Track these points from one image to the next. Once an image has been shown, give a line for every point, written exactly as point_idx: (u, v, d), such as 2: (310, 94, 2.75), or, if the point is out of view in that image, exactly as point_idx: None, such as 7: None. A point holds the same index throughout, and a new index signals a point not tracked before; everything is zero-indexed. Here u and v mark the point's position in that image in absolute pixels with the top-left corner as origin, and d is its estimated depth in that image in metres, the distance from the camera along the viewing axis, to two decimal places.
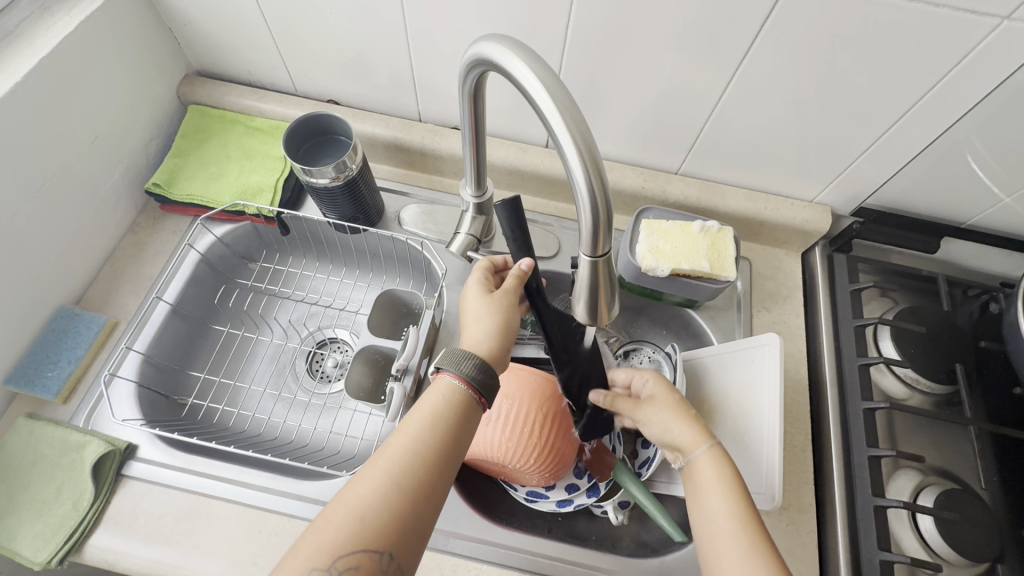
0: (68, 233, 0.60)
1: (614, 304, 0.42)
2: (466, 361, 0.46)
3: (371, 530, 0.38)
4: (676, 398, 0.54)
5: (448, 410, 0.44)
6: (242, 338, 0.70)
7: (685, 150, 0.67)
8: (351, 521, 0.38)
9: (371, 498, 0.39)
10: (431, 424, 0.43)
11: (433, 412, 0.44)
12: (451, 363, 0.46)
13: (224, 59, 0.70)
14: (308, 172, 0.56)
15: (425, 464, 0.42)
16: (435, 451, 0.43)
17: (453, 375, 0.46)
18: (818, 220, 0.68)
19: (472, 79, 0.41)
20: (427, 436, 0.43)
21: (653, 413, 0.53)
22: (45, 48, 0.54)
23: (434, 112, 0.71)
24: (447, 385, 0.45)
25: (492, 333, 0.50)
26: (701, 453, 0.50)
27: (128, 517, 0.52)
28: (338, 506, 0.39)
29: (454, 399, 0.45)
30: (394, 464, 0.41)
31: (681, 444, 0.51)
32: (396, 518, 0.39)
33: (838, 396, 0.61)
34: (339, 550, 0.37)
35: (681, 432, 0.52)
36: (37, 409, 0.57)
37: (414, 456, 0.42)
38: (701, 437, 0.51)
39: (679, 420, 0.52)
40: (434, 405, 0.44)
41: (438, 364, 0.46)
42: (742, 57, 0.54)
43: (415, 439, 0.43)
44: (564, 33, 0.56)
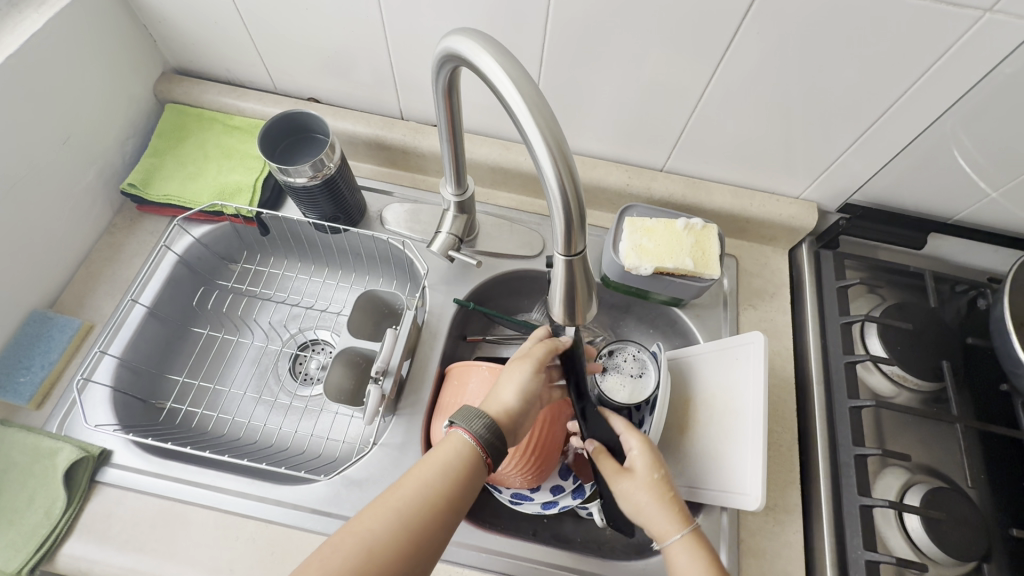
0: (40, 235, 0.59)
1: (590, 305, 0.41)
2: (477, 420, 0.44)
3: (376, 569, 0.37)
4: (658, 481, 0.50)
5: (464, 462, 0.43)
6: (222, 340, 0.69)
7: (669, 146, 0.66)
8: (358, 555, 0.37)
9: (380, 537, 0.39)
10: (446, 472, 0.42)
11: (450, 462, 0.43)
12: (464, 419, 0.45)
13: (202, 57, 0.69)
14: (285, 172, 0.55)
15: (437, 512, 0.41)
16: (448, 500, 0.42)
17: (464, 431, 0.44)
18: (804, 217, 0.67)
19: (444, 75, 0.40)
20: (443, 485, 0.42)
21: (630, 489, 0.50)
22: (12, 45, 0.53)
23: (415, 110, 0.70)
24: (460, 440, 0.44)
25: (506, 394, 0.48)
26: (677, 543, 0.47)
27: (102, 524, 0.51)
28: (345, 537, 0.38)
29: (468, 453, 0.43)
30: (405, 505, 0.41)
31: (656, 528, 0.48)
32: (402, 561, 0.38)
33: (824, 394, 0.60)
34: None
35: (655, 518, 0.48)
36: (9, 415, 0.56)
37: (426, 500, 0.41)
38: (680, 524, 0.48)
39: (660, 501, 0.49)
40: (450, 454, 0.43)
41: (451, 419, 0.45)
42: (724, 52, 0.53)
43: (429, 483, 0.42)
44: (543, 27, 0.55)
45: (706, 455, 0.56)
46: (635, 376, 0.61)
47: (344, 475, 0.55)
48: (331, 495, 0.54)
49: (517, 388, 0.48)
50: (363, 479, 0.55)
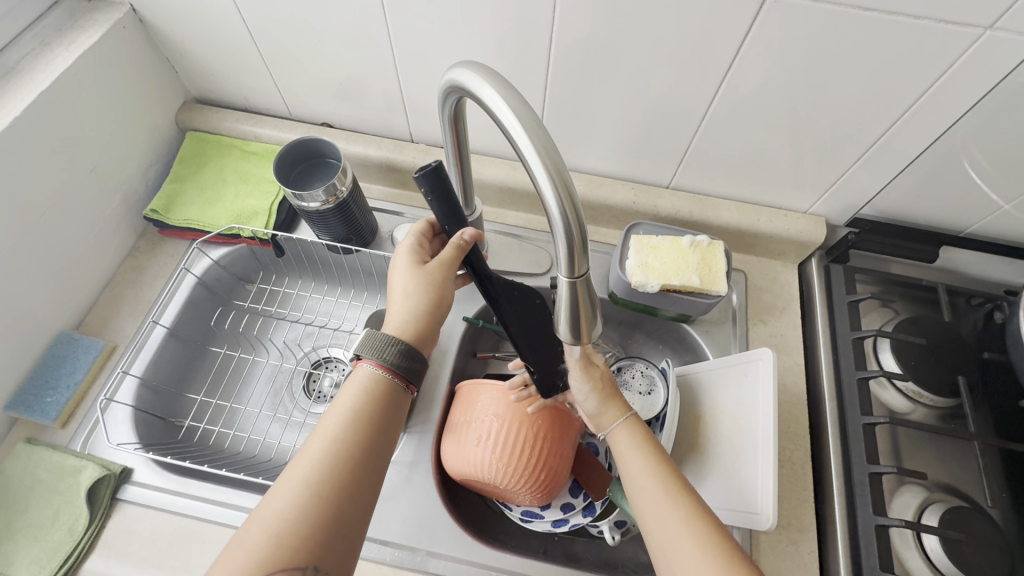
0: (68, 259, 0.61)
1: (596, 323, 0.42)
2: (389, 347, 0.45)
3: (292, 543, 0.37)
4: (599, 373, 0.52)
5: (367, 406, 0.43)
6: (239, 359, 0.70)
7: (675, 164, 0.67)
8: (266, 539, 0.37)
9: (287, 513, 0.38)
10: (348, 424, 0.42)
11: (352, 407, 0.43)
12: (373, 350, 0.45)
13: (221, 86, 0.72)
14: (299, 197, 0.57)
15: (344, 465, 0.41)
16: (356, 450, 0.41)
17: (374, 363, 0.45)
18: (813, 231, 0.67)
19: (449, 107, 0.42)
20: (347, 435, 0.42)
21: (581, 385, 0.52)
22: (45, 82, 0.56)
23: (425, 132, 0.71)
24: (366, 374, 0.44)
25: (422, 315, 0.48)
26: (620, 425, 0.51)
27: (123, 541, 0.53)
28: (253, 526, 0.38)
29: (375, 391, 0.44)
30: (313, 469, 0.40)
31: (603, 413, 0.52)
32: (319, 526, 0.38)
33: (837, 410, 0.59)
34: (255, 569, 0.35)
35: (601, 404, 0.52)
36: (36, 434, 0.58)
37: (333, 457, 0.40)
38: (618, 413, 0.51)
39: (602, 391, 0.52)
40: (354, 399, 0.43)
41: (358, 351, 0.46)
42: (727, 70, 0.54)
43: (333, 443, 0.41)
44: (548, 50, 0.57)
45: (716, 471, 0.56)
46: (644, 393, 0.62)
47: None
48: None
49: (433, 305, 0.48)
50: None
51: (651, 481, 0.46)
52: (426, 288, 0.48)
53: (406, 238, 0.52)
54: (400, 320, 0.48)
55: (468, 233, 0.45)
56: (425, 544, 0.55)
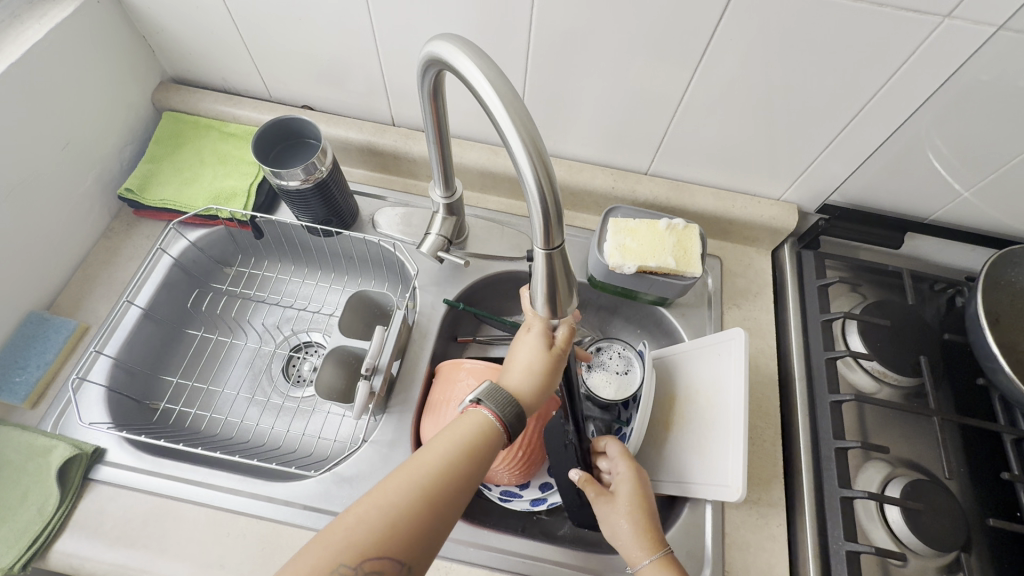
0: (39, 238, 0.60)
1: (571, 299, 0.43)
2: (508, 407, 0.43)
3: (399, 538, 0.37)
4: (632, 507, 0.51)
5: (487, 435, 0.43)
6: (216, 342, 0.70)
7: (652, 150, 0.68)
8: (380, 525, 0.37)
9: (403, 509, 0.38)
10: (469, 445, 0.42)
11: (474, 434, 0.42)
12: (493, 403, 0.43)
13: (199, 66, 0.71)
14: (278, 175, 0.57)
15: (459, 480, 0.41)
16: (470, 474, 0.42)
17: (491, 413, 0.43)
18: (785, 217, 0.69)
19: (429, 81, 0.42)
20: (468, 455, 0.41)
21: (609, 518, 0.51)
22: (14, 55, 0.54)
23: (406, 116, 0.71)
24: (483, 419, 0.43)
25: (541, 383, 0.46)
26: (648, 567, 0.47)
27: (94, 521, 0.52)
28: (370, 509, 0.38)
29: (493, 430, 0.43)
30: (429, 477, 0.40)
31: (630, 552, 0.49)
32: (424, 530, 0.38)
33: (807, 390, 0.61)
34: (367, 551, 0.36)
35: (629, 541, 0.49)
36: (5, 415, 0.57)
37: (446, 475, 0.41)
38: (649, 552, 0.48)
39: (633, 526, 0.49)
40: (472, 430, 0.43)
41: (478, 398, 0.44)
42: (701, 57, 0.55)
43: (450, 455, 0.41)
44: (528, 34, 0.57)
45: (690, 449, 0.57)
46: (621, 373, 0.63)
47: (334, 471, 0.56)
48: (322, 492, 0.55)
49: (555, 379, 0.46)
50: (353, 475, 0.56)
51: None
52: (555, 367, 0.46)
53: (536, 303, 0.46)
54: (524, 385, 0.46)
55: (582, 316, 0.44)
56: None
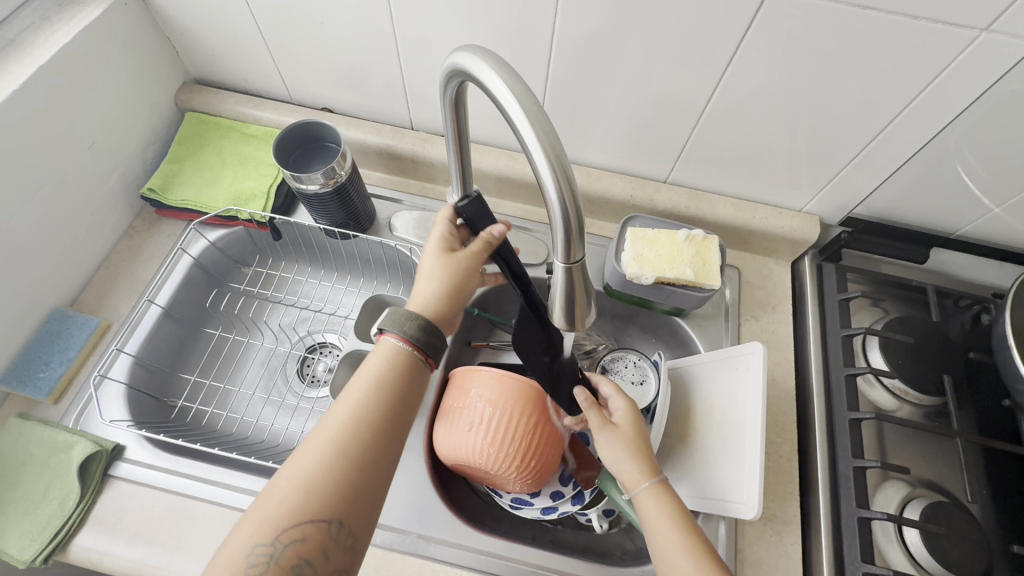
0: (64, 236, 0.61)
1: (589, 312, 0.43)
2: (410, 324, 0.47)
3: (315, 498, 0.40)
4: (631, 432, 0.51)
5: (386, 377, 0.46)
6: (233, 341, 0.71)
7: (672, 158, 0.68)
8: (293, 491, 0.40)
9: (312, 472, 0.41)
10: (370, 391, 0.45)
11: (374, 379, 0.46)
12: (396, 325, 0.47)
13: (222, 68, 0.71)
14: (298, 179, 0.58)
15: (367, 430, 0.44)
16: (376, 422, 0.44)
17: (396, 336, 0.47)
18: (807, 229, 0.68)
19: (451, 91, 0.42)
20: (370, 405, 0.45)
21: (607, 442, 0.51)
22: (45, 56, 0.55)
23: (425, 120, 0.71)
24: (388, 348, 0.47)
25: (444, 296, 0.53)
26: (646, 488, 0.48)
27: (113, 517, 0.53)
28: (281, 481, 0.41)
29: (395, 361, 0.47)
30: (334, 436, 0.42)
31: (626, 475, 0.50)
32: (337, 484, 0.41)
33: (825, 406, 0.60)
34: (286, 515, 0.39)
35: (626, 464, 0.50)
36: (29, 409, 0.58)
37: (353, 429, 0.43)
38: (648, 474, 0.49)
39: (632, 451, 0.50)
40: (375, 368, 0.46)
41: (381, 326, 0.48)
42: (727, 65, 0.55)
43: (353, 410, 0.44)
44: (551, 40, 0.57)
45: (704, 462, 0.56)
46: (637, 383, 0.63)
47: None
48: None
49: (458, 291, 0.53)
50: None
51: (679, 557, 0.45)
52: (455, 279, 0.53)
53: (438, 222, 0.54)
54: (428, 300, 0.53)
55: (496, 230, 0.50)
56: (416, 527, 0.56)
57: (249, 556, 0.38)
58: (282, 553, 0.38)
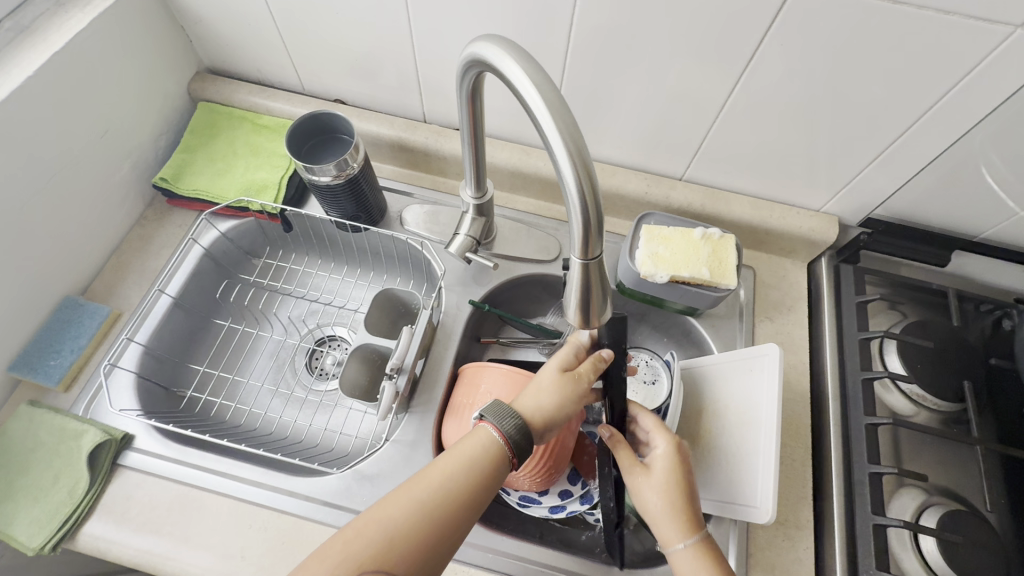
0: (76, 225, 0.61)
1: (605, 308, 0.42)
2: (508, 418, 0.45)
3: (397, 553, 0.38)
4: (671, 483, 0.48)
5: (487, 459, 0.43)
6: (242, 333, 0.70)
7: (689, 155, 0.66)
8: (381, 540, 0.39)
9: (402, 526, 0.40)
10: (470, 467, 0.43)
11: (473, 457, 0.43)
12: (493, 414, 0.45)
13: (235, 57, 0.71)
14: (310, 170, 0.57)
15: (457, 504, 0.42)
16: (467, 498, 0.42)
17: (493, 428, 0.45)
18: (825, 229, 0.67)
19: (468, 82, 0.42)
20: (466, 478, 0.42)
21: (644, 487, 0.48)
22: (59, 42, 0.55)
23: (438, 113, 0.71)
24: (486, 436, 0.44)
25: (548, 408, 0.47)
26: (682, 550, 0.46)
27: (122, 506, 0.53)
28: (370, 523, 0.40)
29: (494, 452, 0.44)
30: (428, 498, 0.41)
31: (660, 530, 0.47)
32: (421, 548, 0.39)
33: (840, 410, 0.59)
34: (367, 564, 0.38)
35: (661, 519, 0.47)
36: (39, 397, 0.58)
37: (446, 496, 0.42)
38: (685, 534, 0.46)
39: (668, 505, 0.47)
40: (473, 451, 0.44)
41: (482, 413, 0.46)
42: (749, 60, 0.53)
43: (451, 476, 0.42)
44: (568, 33, 0.56)
45: (716, 466, 0.56)
46: (648, 382, 0.62)
47: (356, 469, 0.56)
48: (343, 488, 0.55)
49: (566, 409, 0.48)
50: (375, 474, 0.56)
51: None
52: (564, 396, 0.48)
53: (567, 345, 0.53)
54: (531, 407, 0.47)
55: (604, 353, 0.50)
56: None
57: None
58: None
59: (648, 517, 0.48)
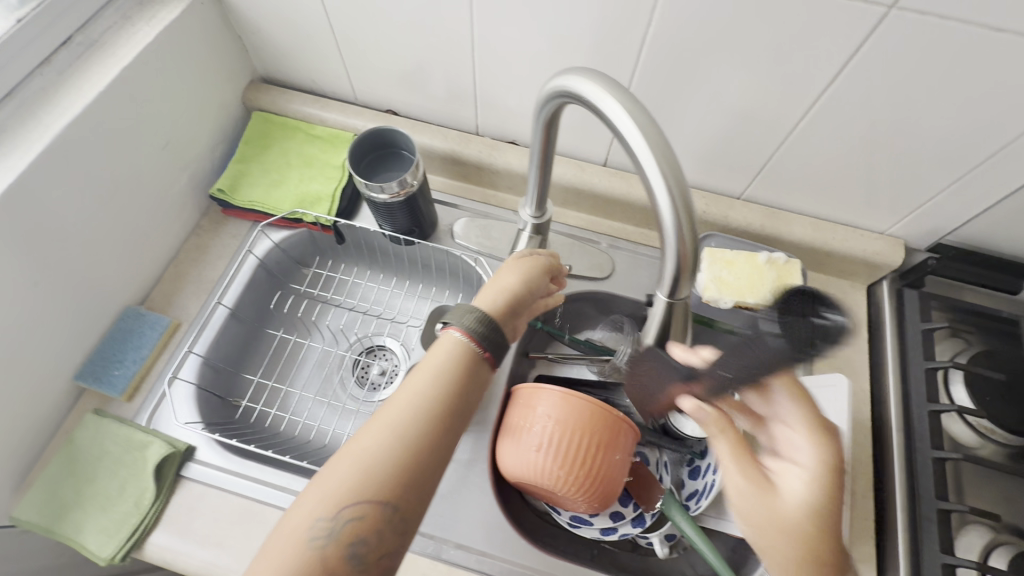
0: (138, 236, 0.62)
1: (683, 335, 0.43)
2: (467, 315, 0.48)
3: (375, 481, 0.38)
4: (758, 508, 0.37)
5: (452, 366, 0.45)
6: (294, 344, 0.71)
7: (751, 175, 0.65)
8: (354, 473, 0.38)
9: (374, 455, 0.39)
10: (435, 376, 0.44)
11: (439, 366, 0.44)
12: (458, 318, 0.48)
13: (290, 67, 0.71)
14: (370, 187, 0.57)
15: (431, 416, 0.42)
16: (438, 409, 0.42)
17: (459, 331, 0.47)
18: (889, 253, 0.65)
19: (547, 108, 0.41)
20: (433, 391, 0.43)
21: (736, 479, 0.38)
22: (128, 57, 0.55)
23: (493, 125, 0.70)
24: (454, 339, 0.46)
25: (506, 289, 0.52)
26: None
27: (185, 518, 0.54)
28: (343, 459, 0.39)
29: (462, 353, 0.45)
30: (398, 420, 0.41)
31: (772, 556, 0.37)
32: (400, 467, 0.39)
33: (905, 442, 0.57)
34: (348, 497, 0.37)
35: (760, 537, 0.37)
36: (103, 405, 0.59)
37: (416, 415, 0.41)
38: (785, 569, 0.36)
39: (767, 538, 0.37)
40: (438, 362, 0.45)
41: (448, 320, 0.48)
42: (828, 83, 0.52)
43: (417, 392, 0.43)
44: (639, 51, 0.55)
45: None
46: None
47: None
48: None
49: (523, 287, 0.53)
50: None
51: None
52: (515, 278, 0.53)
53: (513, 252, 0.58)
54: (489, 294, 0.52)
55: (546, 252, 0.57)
56: (479, 544, 0.56)
57: (308, 532, 0.37)
58: (337, 535, 0.37)
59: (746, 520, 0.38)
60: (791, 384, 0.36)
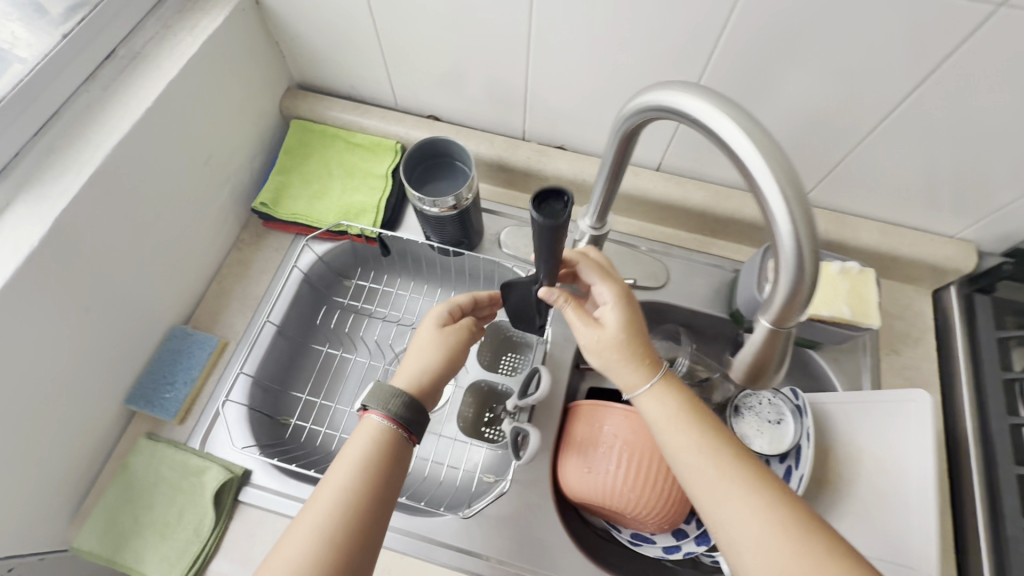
0: (183, 254, 0.60)
1: (779, 370, 0.39)
2: (392, 400, 0.44)
3: None
4: (622, 338, 0.46)
5: (376, 454, 0.42)
6: (340, 358, 0.68)
7: (814, 178, 0.62)
8: None
9: (299, 567, 0.37)
10: (359, 468, 0.41)
11: (363, 455, 0.42)
12: (378, 402, 0.44)
13: (330, 73, 0.69)
14: (423, 200, 0.55)
15: (355, 511, 0.40)
16: (364, 501, 0.40)
17: (379, 415, 0.44)
18: (960, 258, 0.62)
19: (630, 124, 0.39)
20: (356, 484, 0.41)
21: (587, 333, 0.47)
22: (171, 70, 0.53)
23: (541, 129, 0.67)
24: (372, 425, 0.43)
25: (433, 367, 0.48)
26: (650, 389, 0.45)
27: (245, 545, 0.52)
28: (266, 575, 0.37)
29: (382, 440, 0.43)
30: (321, 523, 0.39)
31: (630, 380, 0.46)
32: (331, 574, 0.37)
33: (984, 458, 0.55)
34: None
35: (622, 373, 0.46)
36: (155, 429, 0.58)
37: (338, 513, 0.39)
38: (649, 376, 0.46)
39: (626, 359, 0.46)
40: (363, 451, 0.42)
41: (364, 403, 0.44)
42: (914, 86, 0.48)
43: (342, 487, 0.41)
44: (709, 54, 0.52)
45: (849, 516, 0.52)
46: (773, 422, 0.59)
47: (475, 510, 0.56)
48: (461, 529, 0.56)
49: (449, 364, 0.49)
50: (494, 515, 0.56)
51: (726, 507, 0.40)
52: (446, 348, 0.50)
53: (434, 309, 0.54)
54: (413, 371, 0.48)
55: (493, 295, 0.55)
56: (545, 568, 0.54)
57: None
58: None
59: (609, 370, 0.47)
60: (601, 269, 0.49)
